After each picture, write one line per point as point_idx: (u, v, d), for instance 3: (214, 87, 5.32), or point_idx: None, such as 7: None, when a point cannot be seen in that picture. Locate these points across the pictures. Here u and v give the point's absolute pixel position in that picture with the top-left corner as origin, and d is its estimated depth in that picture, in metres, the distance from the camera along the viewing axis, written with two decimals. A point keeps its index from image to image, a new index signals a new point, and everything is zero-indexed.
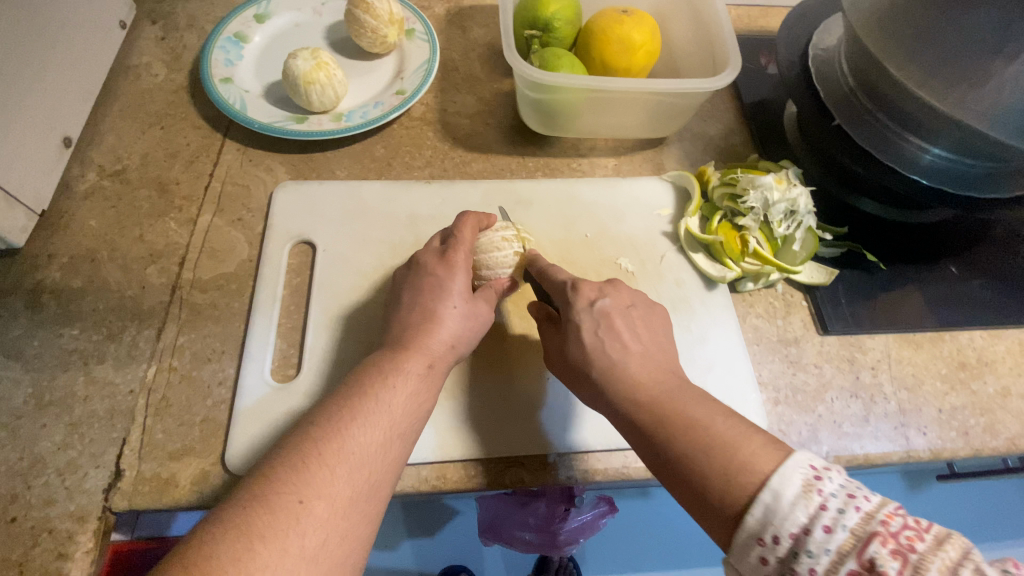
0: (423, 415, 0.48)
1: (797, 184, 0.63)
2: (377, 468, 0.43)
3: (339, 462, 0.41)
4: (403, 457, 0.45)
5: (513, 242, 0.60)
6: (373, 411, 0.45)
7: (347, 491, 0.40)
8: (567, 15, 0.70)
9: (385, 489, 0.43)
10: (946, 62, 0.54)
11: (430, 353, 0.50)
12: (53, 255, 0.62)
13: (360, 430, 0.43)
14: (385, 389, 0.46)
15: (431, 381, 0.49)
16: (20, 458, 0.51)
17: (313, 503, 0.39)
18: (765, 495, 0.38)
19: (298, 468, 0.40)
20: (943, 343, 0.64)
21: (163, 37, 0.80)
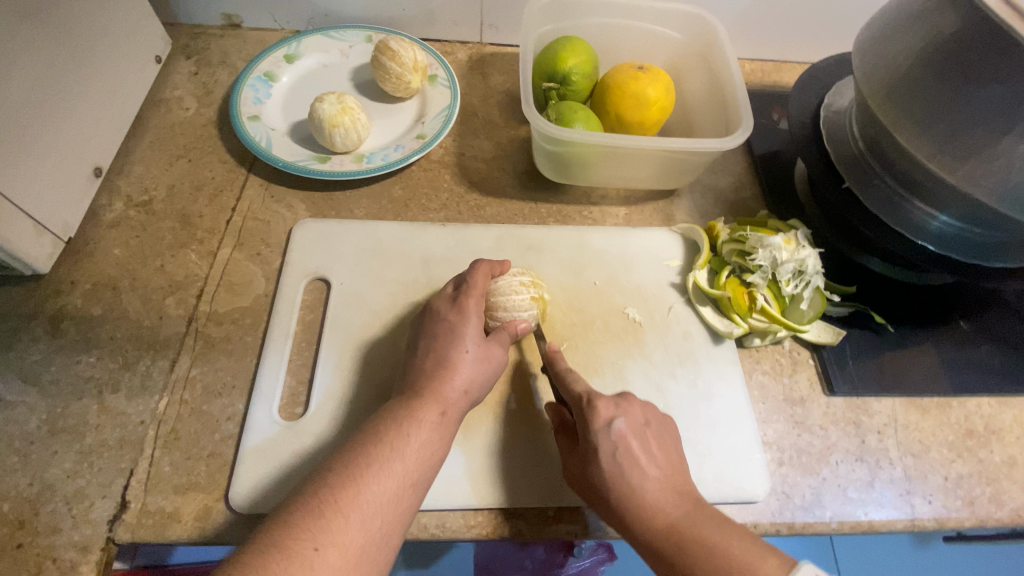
0: (437, 464, 0.49)
1: (805, 246, 0.63)
2: (391, 516, 0.43)
3: (354, 510, 0.42)
4: (416, 505, 0.46)
5: (529, 288, 0.61)
6: (389, 458, 0.45)
7: (359, 539, 0.41)
8: (585, 69, 0.73)
9: (396, 538, 0.44)
10: (956, 137, 0.54)
11: (446, 402, 0.51)
12: (77, 282, 0.64)
13: (376, 478, 0.44)
14: (402, 435, 0.47)
15: (444, 428, 0.49)
16: (30, 484, 0.52)
17: (326, 552, 0.39)
18: None
19: (314, 514, 0.41)
20: (950, 409, 0.64)
21: (196, 72, 0.83)
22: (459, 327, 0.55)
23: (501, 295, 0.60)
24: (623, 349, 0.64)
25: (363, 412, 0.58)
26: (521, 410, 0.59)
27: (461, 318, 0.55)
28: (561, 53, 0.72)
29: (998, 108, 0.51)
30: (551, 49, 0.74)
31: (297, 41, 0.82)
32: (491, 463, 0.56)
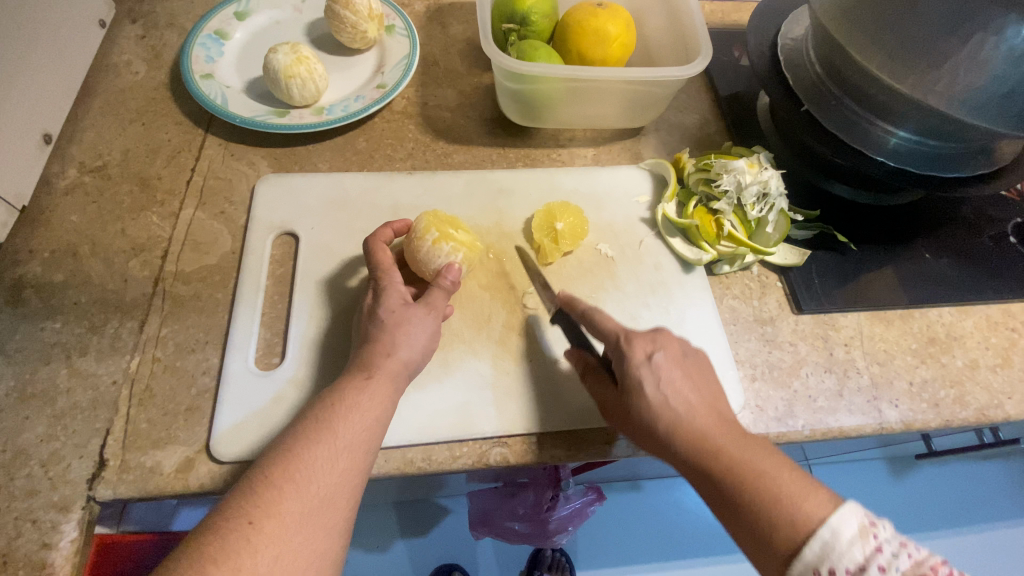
0: (383, 424, 0.48)
1: (767, 167, 0.65)
2: (332, 481, 0.43)
3: (290, 479, 0.42)
4: (363, 466, 0.45)
5: (427, 234, 0.59)
6: (322, 427, 0.45)
7: (297, 505, 0.41)
8: (544, 8, 0.71)
9: (344, 501, 0.44)
10: (905, 45, 0.55)
11: (387, 361, 0.50)
12: (35, 251, 0.62)
13: (309, 445, 0.44)
14: (335, 403, 0.47)
15: (385, 387, 0.49)
16: (3, 450, 0.51)
17: (262, 523, 0.40)
18: (824, 532, 0.41)
19: (248, 491, 0.41)
20: (913, 319, 0.66)
21: (143, 35, 0.80)
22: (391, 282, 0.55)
23: (416, 243, 0.59)
24: (596, 283, 0.65)
25: (342, 356, 0.58)
26: (499, 346, 0.60)
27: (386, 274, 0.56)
28: None
29: None
30: None
31: None
32: (473, 396, 0.57)
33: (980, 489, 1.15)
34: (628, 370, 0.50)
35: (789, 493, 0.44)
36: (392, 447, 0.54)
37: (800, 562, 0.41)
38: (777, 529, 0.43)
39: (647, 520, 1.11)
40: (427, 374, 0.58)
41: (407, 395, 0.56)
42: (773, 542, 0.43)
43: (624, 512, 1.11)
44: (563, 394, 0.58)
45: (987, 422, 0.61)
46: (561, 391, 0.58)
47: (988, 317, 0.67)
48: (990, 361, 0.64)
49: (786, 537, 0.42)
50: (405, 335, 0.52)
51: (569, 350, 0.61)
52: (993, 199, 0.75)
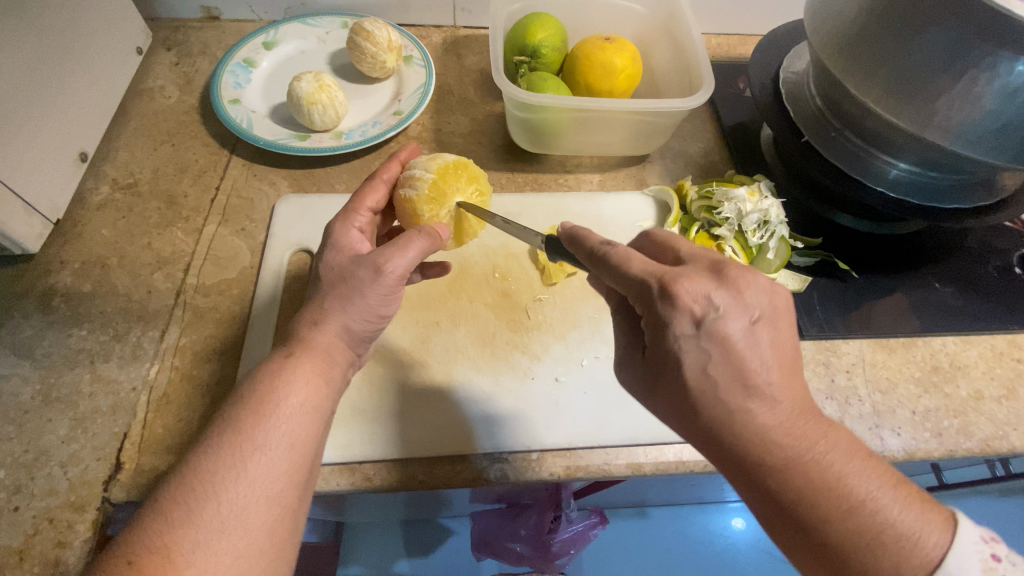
0: (306, 426, 0.44)
1: (767, 197, 0.68)
2: (234, 500, 0.39)
3: (185, 509, 0.38)
4: (279, 477, 0.41)
5: (422, 176, 0.57)
6: (226, 444, 0.41)
7: (192, 534, 0.37)
8: (555, 42, 0.75)
9: (259, 520, 0.39)
10: (898, 81, 0.56)
11: (303, 360, 0.46)
12: (66, 261, 0.65)
13: (206, 464, 0.40)
14: (244, 415, 0.42)
15: (302, 390, 0.44)
16: (26, 450, 0.53)
17: (145, 562, 0.35)
18: None
19: (141, 528, 0.37)
20: (916, 348, 0.66)
21: (177, 62, 0.85)
22: (350, 224, 0.53)
23: (410, 183, 0.57)
24: (599, 304, 0.67)
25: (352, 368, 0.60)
26: (503, 362, 0.62)
27: (344, 217, 0.54)
28: (531, 27, 0.74)
29: (942, 52, 0.53)
30: (520, 25, 0.76)
31: (274, 29, 0.84)
32: (475, 410, 0.58)
33: (999, 527, 1.12)
34: (664, 340, 0.41)
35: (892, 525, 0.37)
36: (397, 459, 0.55)
37: None
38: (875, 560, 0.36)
39: (652, 550, 1.09)
40: (430, 390, 0.59)
41: (413, 408, 0.58)
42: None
43: (628, 539, 1.10)
44: (568, 408, 0.59)
45: (992, 453, 0.61)
46: (562, 408, 0.59)
47: (993, 347, 0.67)
48: (995, 393, 0.64)
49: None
50: (339, 316, 0.48)
51: (571, 369, 0.62)
52: (997, 231, 0.75)
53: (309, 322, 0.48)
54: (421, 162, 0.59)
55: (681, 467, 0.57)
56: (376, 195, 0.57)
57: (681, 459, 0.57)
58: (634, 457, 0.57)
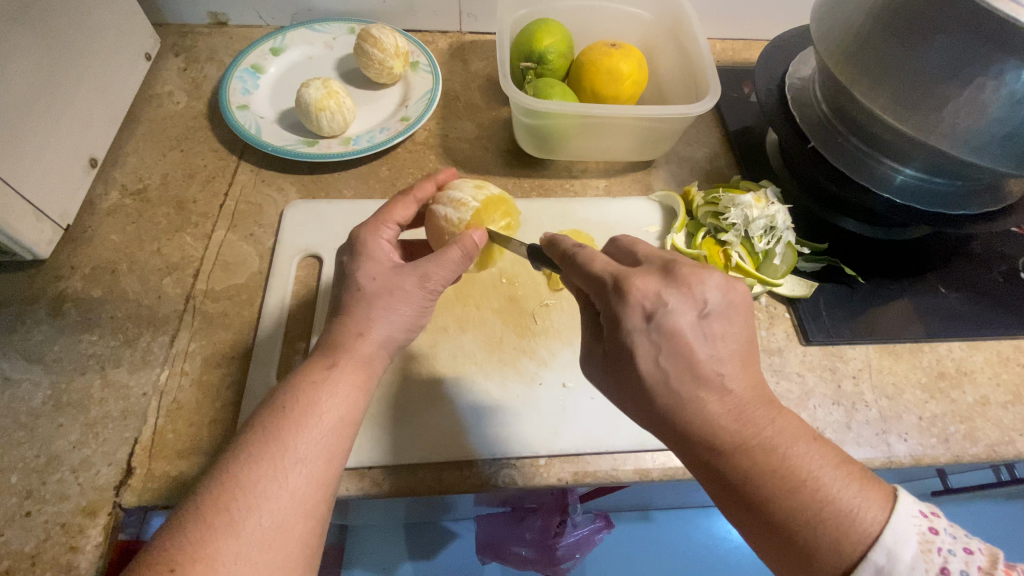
0: (345, 439, 0.44)
1: (773, 203, 0.69)
2: (274, 511, 0.39)
3: (226, 518, 0.38)
4: (317, 490, 0.41)
5: (464, 202, 0.59)
6: (268, 455, 0.41)
7: (234, 544, 0.37)
8: (561, 49, 0.75)
9: (296, 531, 0.40)
10: (906, 88, 0.56)
11: (344, 370, 0.46)
12: (76, 267, 0.66)
13: (247, 474, 0.40)
14: (287, 426, 0.42)
15: (343, 402, 0.45)
16: (37, 455, 0.54)
17: (189, 570, 0.36)
18: (879, 555, 0.36)
19: (180, 534, 0.37)
20: (922, 354, 0.67)
21: (185, 68, 0.86)
22: (381, 236, 0.54)
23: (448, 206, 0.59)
24: None
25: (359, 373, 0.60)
26: (511, 368, 0.62)
27: (374, 228, 0.54)
28: (537, 33, 0.75)
29: (950, 59, 0.53)
30: (526, 32, 0.76)
31: (282, 35, 0.85)
32: (483, 416, 0.58)
33: (1002, 531, 1.12)
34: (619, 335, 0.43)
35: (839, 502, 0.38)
36: (405, 465, 0.56)
37: None
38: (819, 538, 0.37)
39: (656, 553, 1.09)
40: (438, 396, 0.60)
41: (421, 413, 0.58)
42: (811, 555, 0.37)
43: (632, 542, 1.10)
44: (575, 414, 0.59)
45: (999, 459, 0.61)
46: (571, 414, 0.59)
47: (999, 353, 0.67)
48: (1001, 398, 0.64)
49: (833, 555, 0.37)
50: (386, 325, 0.49)
51: (578, 375, 0.62)
52: (1002, 236, 0.75)
53: (353, 332, 0.48)
54: (466, 187, 0.61)
55: (688, 473, 0.57)
56: (406, 210, 0.57)
57: (688, 465, 0.57)
58: (641, 463, 0.57)
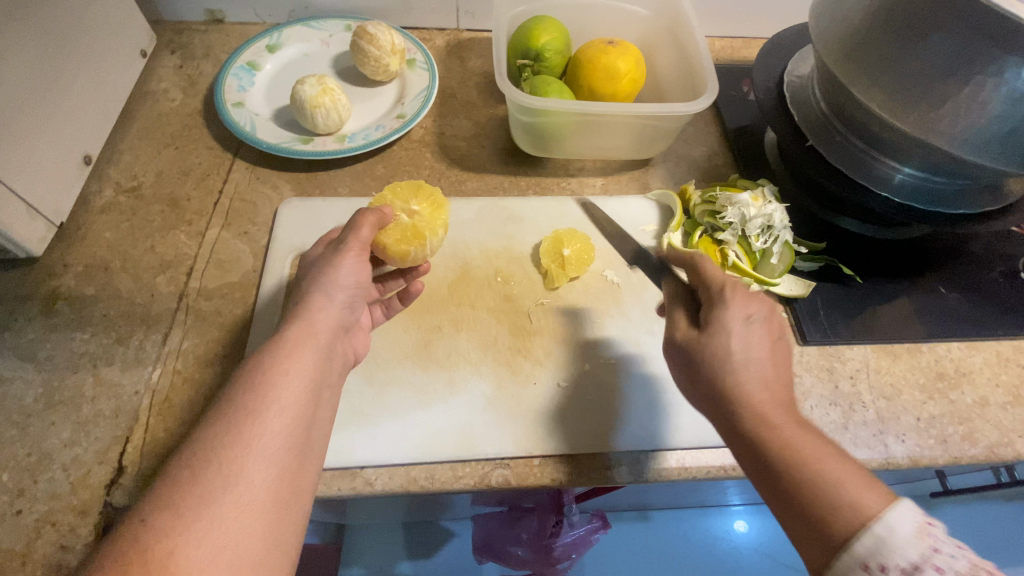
0: (305, 390, 0.45)
1: (771, 201, 0.68)
2: (236, 458, 0.39)
3: (190, 470, 0.38)
4: (279, 437, 0.41)
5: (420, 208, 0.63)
6: (230, 409, 0.41)
7: (196, 492, 0.37)
8: (558, 46, 0.75)
9: (260, 477, 0.39)
10: (904, 86, 0.55)
11: (293, 333, 0.48)
12: (69, 265, 0.66)
13: (210, 429, 0.40)
14: (247, 383, 0.43)
15: (298, 358, 0.46)
16: (28, 453, 0.53)
17: (155, 518, 0.36)
18: (879, 528, 0.36)
19: (148, 492, 0.38)
20: (921, 354, 0.66)
21: (181, 65, 0.85)
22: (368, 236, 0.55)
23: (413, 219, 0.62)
24: (602, 309, 0.67)
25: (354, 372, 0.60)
26: (507, 367, 0.62)
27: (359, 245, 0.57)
28: (535, 31, 0.74)
29: (948, 57, 0.52)
30: (524, 29, 0.76)
31: (278, 32, 0.84)
32: (477, 416, 0.58)
33: (1001, 532, 1.11)
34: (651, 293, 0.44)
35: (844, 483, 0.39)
36: (396, 465, 0.55)
37: (848, 555, 0.36)
38: (828, 509, 0.38)
39: (654, 553, 1.09)
40: (432, 395, 0.59)
41: (413, 412, 0.58)
42: (821, 526, 0.38)
43: (630, 542, 1.10)
44: (570, 414, 0.59)
45: (998, 461, 0.60)
46: (564, 412, 0.59)
47: (999, 354, 0.66)
48: (1001, 399, 0.63)
49: (841, 525, 0.37)
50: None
51: (573, 374, 0.62)
52: (1003, 236, 0.75)
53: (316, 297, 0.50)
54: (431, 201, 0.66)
55: (683, 473, 0.57)
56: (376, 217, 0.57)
57: (683, 465, 0.57)
58: (636, 464, 0.57)
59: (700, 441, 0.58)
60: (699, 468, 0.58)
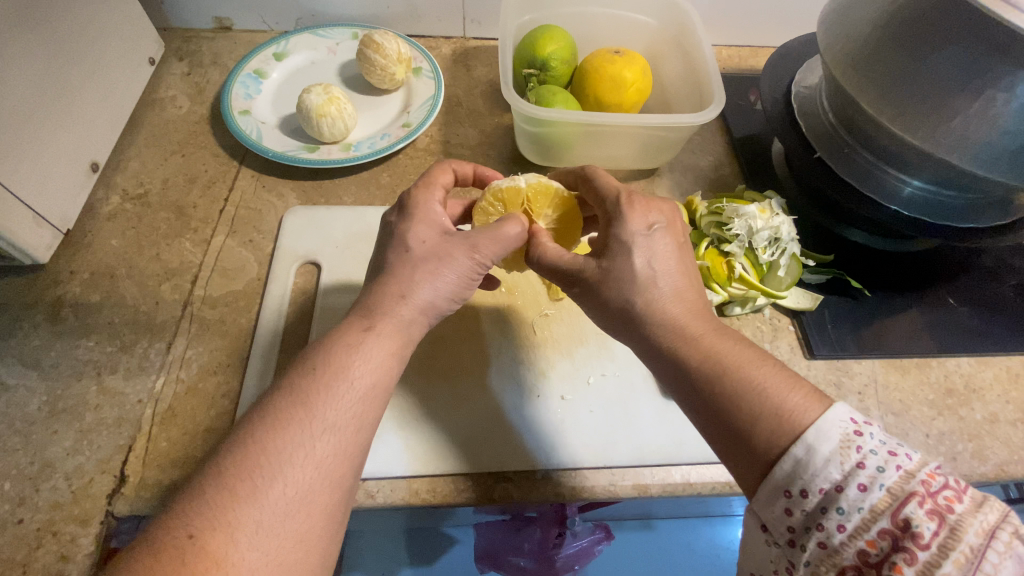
0: (372, 407, 0.43)
1: (779, 214, 0.68)
2: (297, 481, 0.38)
3: (251, 485, 0.37)
4: (342, 460, 0.40)
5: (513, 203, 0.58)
6: (297, 420, 0.40)
7: (255, 514, 0.36)
8: (563, 55, 0.75)
9: (319, 502, 0.39)
10: (914, 99, 0.55)
11: (373, 337, 0.45)
12: (75, 272, 0.66)
13: (273, 440, 0.39)
14: (317, 393, 0.41)
15: (375, 368, 0.44)
16: (31, 462, 0.53)
17: (209, 538, 0.35)
18: (799, 448, 0.37)
19: (198, 500, 0.36)
20: (930, 369, 0.65)
21: (188, 73, 0.86)
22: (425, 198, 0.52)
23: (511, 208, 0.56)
24: None
25: None
26: (510, 380, 0.61)
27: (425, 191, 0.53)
28: (541, 39, 0.74)
29: (958, 71, 0.52)
30: (530, 38, 0.76)
31: (285, 40, 0.85)
32: (479, 429, 0.58)
33: None
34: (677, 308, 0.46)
35: (777, 402, 0.39)
36: (398, 478, 0.55)
37: (771, 480, 0.37)
38: (757, 434, 0.39)
39: (656, 563, 1.08)
40: (435, 406, 0.59)
41: (416, 424, 0.58)
42: (752, 448, 0.39)
43: (633, 552, 1.09)
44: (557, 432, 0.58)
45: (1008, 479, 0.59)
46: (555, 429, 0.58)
47: (1009, 369, 0.65)
48: (1010, 416, 0.62)
49: (765, 439, 0.39)
50: (429, 291, 0.47)
51: (577, 387, 0.61)
52: (1014, 249, 0.74)
53: (394, 295, 0.47)
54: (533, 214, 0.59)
55: (688, 489, 0.57)
56: (448, 179, 0.57)
57: (687, 481, 0.56)
58: (640, 479, 0.56)
59: (704, 456, 0.57)
60: (703, 483, 0.57)
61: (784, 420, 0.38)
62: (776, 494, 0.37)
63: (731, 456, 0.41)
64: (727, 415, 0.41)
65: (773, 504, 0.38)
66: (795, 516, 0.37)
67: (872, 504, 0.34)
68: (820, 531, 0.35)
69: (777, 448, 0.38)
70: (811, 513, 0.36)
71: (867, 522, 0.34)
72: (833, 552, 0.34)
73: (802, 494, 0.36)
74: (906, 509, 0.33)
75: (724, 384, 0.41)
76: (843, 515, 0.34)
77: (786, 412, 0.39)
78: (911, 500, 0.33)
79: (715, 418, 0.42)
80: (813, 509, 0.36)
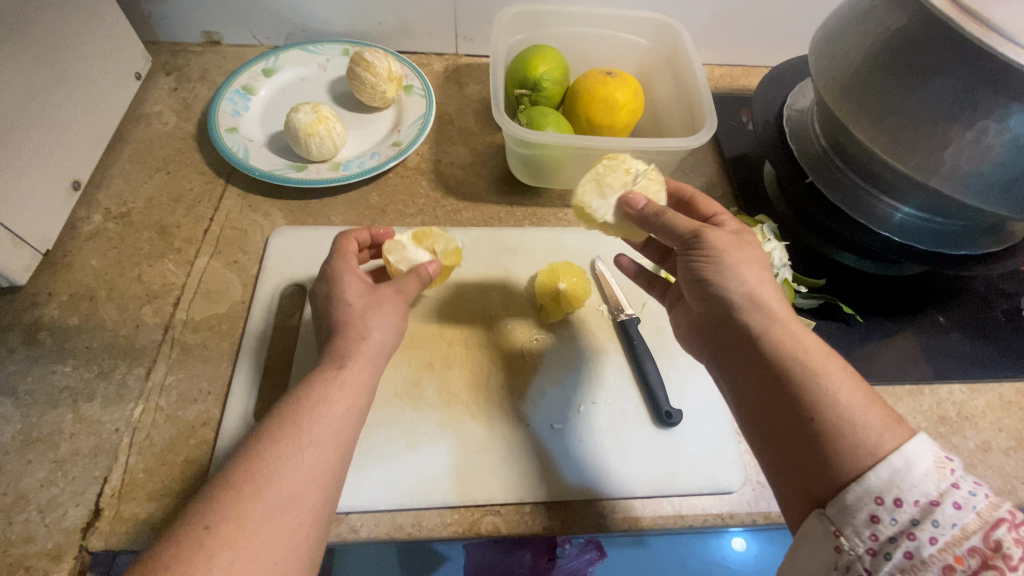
0: (344, 435, 0.44)
1: (770, 239, 0.67)
2: (272, 504, 0.39)
3: (230, 508, 0.38)
4: (314, 484, 0.41)
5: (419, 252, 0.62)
6: (275, 447, 0.41)
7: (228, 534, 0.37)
8: (555, 76, 0.74)
9: (291, 523, 0.39)
10: (906, 127, 0.54)
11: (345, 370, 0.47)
12: (54, 293, 0.64)
13: (249, 465, 0.40)
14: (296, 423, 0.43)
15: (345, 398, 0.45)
16: (4, 494, 0.52)
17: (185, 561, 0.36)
18: (896, 459, 0.36)
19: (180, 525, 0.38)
20: (922, 396, 0.64)
21: (176, 88, 0.85)
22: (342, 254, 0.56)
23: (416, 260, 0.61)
24: (596, 346, 0.65)
25: None
26: (497, 407, 0.60)
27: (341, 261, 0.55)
28: (532, 61, 0.73)
29: (950, 101, 0.51)
30: (521, 58, 0.75)
31: (274, 56, 0.83)
32: (466, 459, 0.56)
33: None
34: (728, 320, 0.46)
35: (861, 416, 0.39)
36: (382, 511, 0.54)
37: (863, 486, 0.36)
38: (840, 439, 0.38)
39: None
40: (421, 435, 0.57)
41: (401, 455, 0.56)
42: (826, 451, 0.38)
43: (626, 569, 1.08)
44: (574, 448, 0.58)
45: None
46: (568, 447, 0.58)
47: (1002, 397, 0.65)
48: (1003, 444, 0.62)
49: (848, 448, 0.38)
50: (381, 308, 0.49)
51: (566, 416, 0.60)
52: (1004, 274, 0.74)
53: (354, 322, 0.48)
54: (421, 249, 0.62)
55: (679, 521, 0.56)
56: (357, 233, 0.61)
57: (678, 513, 0.56)
58: (630, 510, 0.55)
59: (695, 488, 0.57)
60: (693, 514, 0.56)
61: (879, 437, 0.38)
62: (864, 500, 0.36)
63: (801, 457, 0.39)
64: (817, 420, 0.39)
65: (857, 510, 0.36)
66: (880, 526, 0.35)
67: (965, 525, 0.34)
68: (910, 542, 0.34)
69: (859, 456, 0.37)
70: (899, 525, 0.35)
71: (959, 539, 0.34)
72: (919, 564, 0.34)
73: (895, 504, 0.35)
74: (996, 532, 0.33)
75: (812, 391, 0.40)
76: (936, 529, 0.34)
77: (882, 430, 0.38)
78: (1001, 525, 0.33)
79: (787, 415, 0.41)
80: (904, 522, 0.35)
